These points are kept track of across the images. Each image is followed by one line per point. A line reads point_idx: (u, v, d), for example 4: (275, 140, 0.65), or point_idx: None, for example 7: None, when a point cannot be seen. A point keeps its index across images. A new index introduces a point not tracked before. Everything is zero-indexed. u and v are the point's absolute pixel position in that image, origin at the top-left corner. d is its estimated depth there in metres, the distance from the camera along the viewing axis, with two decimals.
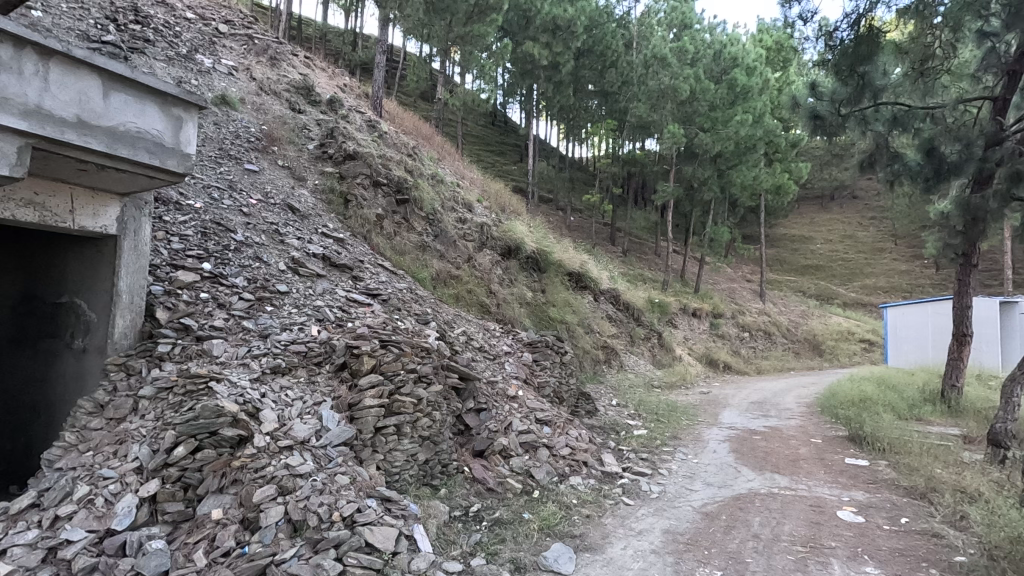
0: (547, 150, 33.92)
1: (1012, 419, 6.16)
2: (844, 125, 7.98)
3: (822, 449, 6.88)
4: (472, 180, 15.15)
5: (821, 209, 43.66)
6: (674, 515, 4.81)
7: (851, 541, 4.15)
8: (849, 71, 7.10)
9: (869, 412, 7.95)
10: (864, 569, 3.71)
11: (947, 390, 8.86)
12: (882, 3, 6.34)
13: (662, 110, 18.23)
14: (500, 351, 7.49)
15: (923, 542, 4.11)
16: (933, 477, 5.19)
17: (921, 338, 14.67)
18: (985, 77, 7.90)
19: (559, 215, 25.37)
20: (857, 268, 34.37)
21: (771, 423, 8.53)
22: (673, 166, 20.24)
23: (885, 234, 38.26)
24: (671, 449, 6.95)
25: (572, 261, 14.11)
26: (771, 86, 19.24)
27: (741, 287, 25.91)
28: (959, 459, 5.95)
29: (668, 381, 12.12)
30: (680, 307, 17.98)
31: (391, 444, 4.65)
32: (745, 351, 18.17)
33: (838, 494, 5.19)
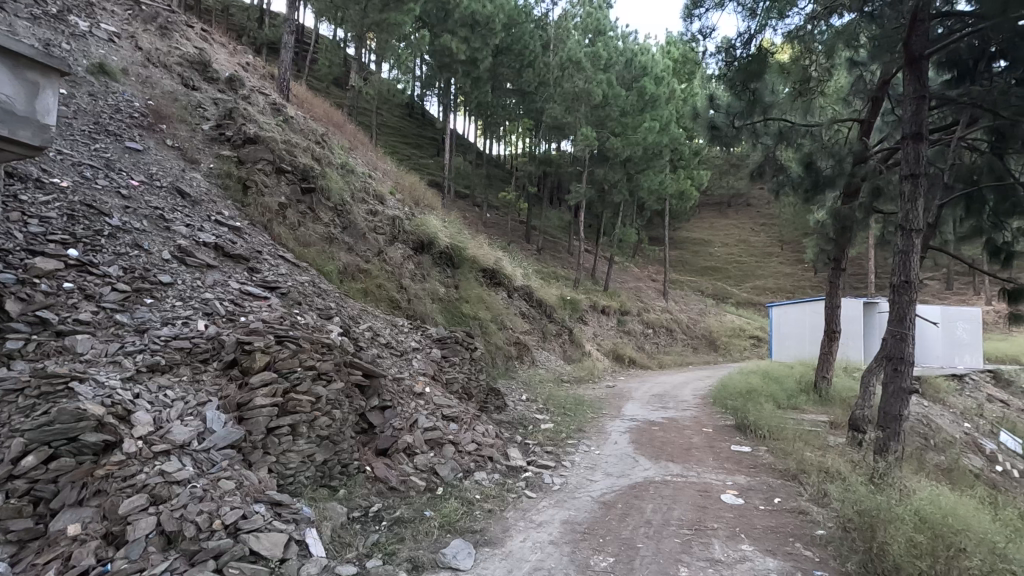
0: (465, 146, 33.80)
1: (869, 406, 6.94)
2: (738, 136, 8.59)
3: (712, 438, 7.38)
4: (385, 172, 14.71)
5: (720, 215, 47.00)
6: (573, 505, 4.96)
7: (731, 521, 4.48)
8: (742, 87, 7.66)
9: (753, 402, 8.63)
10: (739, 547, 4.02)
11: (819, 382, 9.70)
12: (771, 27, 6.91)
13: (575, 112, 18.88)
14: (408, 347, 7.33)
15: (792, 519, 4.53)
16: (803, 460, 5.74)
17: (800, 334, 16.19)
18: (854, 102, 8.81)
19: (475, 212, 25.36)
20: (749, 270, 37.33)
21: (668, 414, 9.02)
22: (586, 168, 20.89)
23: (773, 240, 41.85)
24: (575, 441, 7.15)
25: (486, 257, 14.14)
26: (677, 96, 20.36)
27: (647, 286, 27.27)
28: (825, 443, 6.61)
29: (577, 376, 12.51)
30: (590, 304, 18.63)
31: (285, 445, 4.40)
32: (649, 346, 19.14)
33: (723, 479, 5.59)
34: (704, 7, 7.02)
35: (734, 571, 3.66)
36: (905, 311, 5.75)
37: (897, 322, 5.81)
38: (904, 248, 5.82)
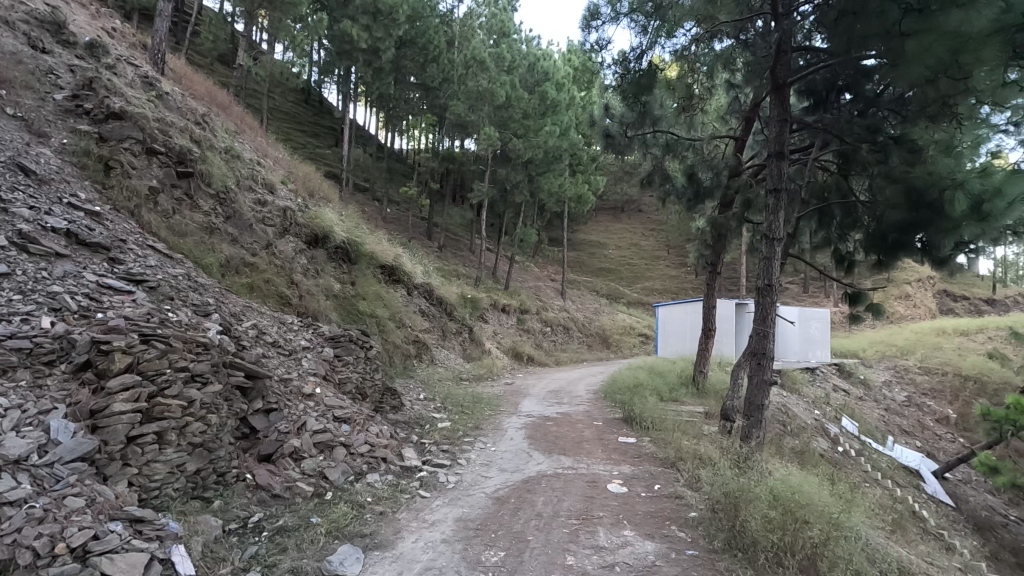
0: (366, 137, 32.70)
1: (738, 397, 7.65)
2: (631, 145, 9.09)
3: (602, 431, 7.75)
4: (276, 160, 13.81)
5: (614, 219, 49.66)
6: (467, 502, 4.98)
7: (615, 509, 4.74)
8: (634, 98, 8.12)
9: (639, 396, 9.18)
10: (622, 533, 4.27)
11: (697, 376, 10.46)
12: (661, 44, 7.38)
13: (478, 111, 19.07)
14: (297, 346, 6.94)
15: (669, 504, 4.88)
16: (681, 448, 6.21)
17: (682, 332, 17.51)
18: (730, 121, 9.66)
19: (374, 206, 24.62)
20: (639, 271, 39.73)
21: (562, 410, 9.36)
22: (488, 167, 21.08)
23: (661, 244, 44.90)
24: (472, 438, 7.19)
25: (385, 253, 13.79)
26: (576, 103, 21.14)
27: (546, 285, 28.07)
28: (701, 432, 7.20)
29: (476, 373, 12.59)
30: (490, 303, 18.85)
31: (149, 456, 3.97)
32: (546, 344, 19.72)
33: (610, 469, 5.90)
34: (602, 19, 7.34)
35: (616, 556, 3.86)
36: (768, 312, 6.42)
37: (761, 322, 6.48)
38: (767, 255, 6.48)
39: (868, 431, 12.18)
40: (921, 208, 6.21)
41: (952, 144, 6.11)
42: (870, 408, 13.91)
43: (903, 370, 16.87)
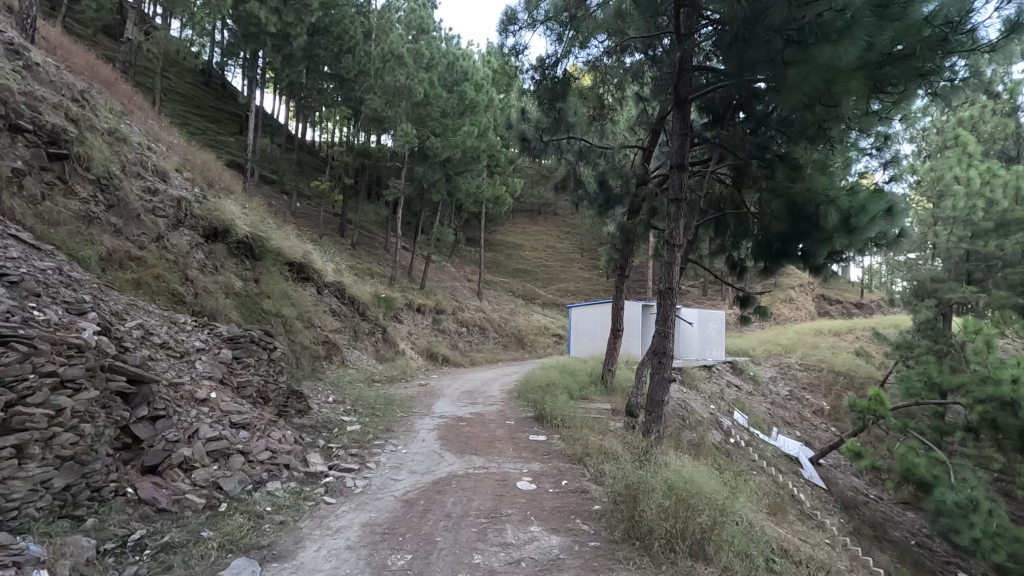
0: (274, 126, 30.96)
1: (641, 394, 8.09)
2: (546, 150, 9.31)
3: (513, 429, 7.89)
4: (169, 145, 12.69)
5: (531, 221, 50.60)
6: (374, 507, 4.86)
7: (523, 506, 4.84)
8: (549, 104, 8.32)
9: (550, 394, 9.44)
10: (529, 529, 4.36)
11: (606, 374, 10.86)
12: (575, 53, 7.63)
13: (396, 107, 18.71)
14: (190, 347, 6.43)
15: (575, 498, 5.06)
16: (588, 444, 6.46)
17: (593, 333, 18.17)
18: (639, 131, 10.15)
19: (282, 200, 23.38)
20: (554, 273, 40.72)
21: (475, 409, 9.42)
22: (405, 164, 20.72)
23: (576, 247, 46.33)
24: (382, 441, 7.04)
25: (293, 250, 13.12)
26: (495, 104, 21.30)
27: (463, 286, 28.02)
28: (606, 428, 7.53)
29: (389, 375, 12.31)
30: (405, 302, 18.54)
31: (7, 472, 3.52)
32: (462, 344, 19.69)
33: (520, 467, 6.01)
34: (518, 24, 7.45)
35: (523, 552, 3.95)
36: (668, 314, 6.85)
37: (662, 323, 6.89)
38: (668, 260, 6.90)
39: (756, 423, 13.29)
40: (800, 220, 6.88)
41: (826, 164, 6.82)
42: (758, 402, 15.18)
43: (786, 367, 18.57)
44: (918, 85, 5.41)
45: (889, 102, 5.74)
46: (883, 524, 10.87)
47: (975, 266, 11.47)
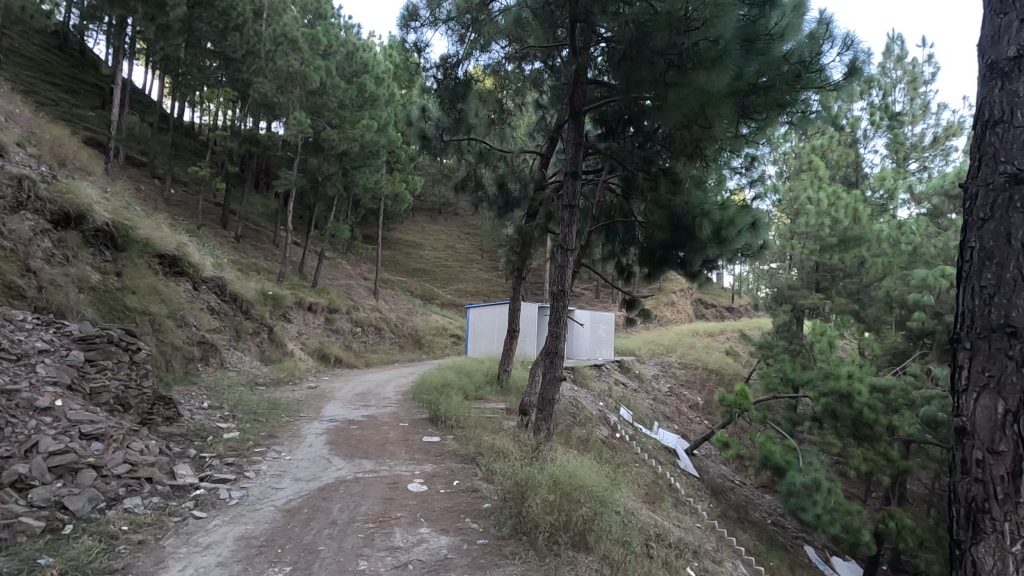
0: (145, 103, 27.96)
1: (535, 393, 8.31)
2: (446, 150, 9.27)
3: (406, 431, 7.77)
4: (9, 114, 10.97)
5: (431, 220, 50.17)
6: (252, 519, 4.55)
7: (413, 508, 4.79)
8: (450, 103, 8.31)
9: (446, 395, 9.42)
10: (418, 530, 4.33)
11: (502, 374, 10.91)
12: (477, 55, 7.71)
13: (288, 93, 17.62)
14: (31, 349, 5.62)
15: (465, 498, 5.10)
16: (481, 443, 6.54)
17: (490, 334, 18.38)
18: (537, 138, 10.44)
19: (153, 185, 21.14)
20: (454, 273, 40.60)
21: (368, 412, 9.18)
22: (298, 155, 19.68)
23: (476, 247, 46.57)
24: (264, 448, 6.60)
25: (165, 241, 11.93)
26: (396, 100, 20.95)
27: (358, 284, 27.04)
28: (499, 427, 7.65)
29: (274, 377, 11.58)
30: (295, 301, 17.57)
31: None
32: (356, 345, 19.00)
33: (412, 469, 5.94)
34: (420, 21, 7.37)
35: (410, 555, 3.90)
36: (561, 315, 7.11)
37: (555, 324, 7.13)
38: (561, 264, 7.13)
39: (640, 418, 14.19)
40: (679, 230, 7.47)
41: (702, 179, 7.46)
42: (642, 398, 16.24)
43: (667, 366, 20.00)
44: (779, 114, 6.10)
45: (754, 127, 6.41)
46: (745, 507, 12.08)
47: (823, 276, 12.98)
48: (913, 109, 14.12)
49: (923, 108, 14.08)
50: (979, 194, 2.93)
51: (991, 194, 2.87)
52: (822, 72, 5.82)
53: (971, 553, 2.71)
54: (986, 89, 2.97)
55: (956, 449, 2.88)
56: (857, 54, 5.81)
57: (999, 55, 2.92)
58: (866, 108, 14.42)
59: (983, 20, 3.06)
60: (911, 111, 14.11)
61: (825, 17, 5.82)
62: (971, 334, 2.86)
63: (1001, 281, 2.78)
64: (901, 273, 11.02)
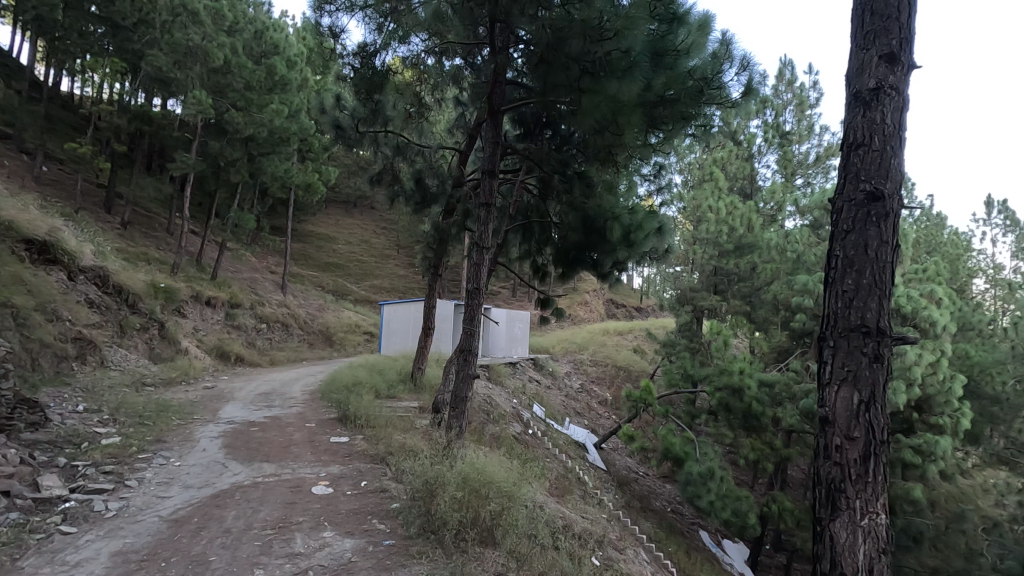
0: (13, 68, 24.70)
1: (448, 390, 8.24)
2: (361, 141, 8.97)
3: (313, 432, 7.44)
4: None
5: (346, 213, 48.41)
6: (132, 531, 4.16)
7: (316, 512, 4.60)
8: (366, 94, 8.06)
9: (356, 394, 9.14)
10: (320, 535, 4.16)
11: (416, 373, 10.72)
12: (395, 46, 7.55)
13: (187, 70, 16.30)
14: None
15: (373, 499, 4.97)
16: (391, 442, 6.41)
17: (405, 331, 18.06)
18: (456, 135, 10.38)
19: (20, 162, 18.72)
20: (368, 268, 39.39)
21: (271, 413, 8.69)
22: (197, 137, 18.23)
23: (392, 243, 45.49)
24: (149, 454, 6.05)
25: (35, 225, 10.61)
26: (309, 85, 20.00)
27: (263, 278, 25.49)
28: (411, 426, 7.52)
29: (165, 376, 10.65)
30: (190, 294, 16.27)
31: None
32: (261, 342, 17.89)
33: (317, 472, 5.70)
34: (335, 5, 7.07)
35: (311, 560, 3.75)
36: (475, 313, 7.12)
37: (469, 322, 7.12)
38: (477, 262, 7.11)
39: (552, 414, 14.54)
40: (592, 232, 7.82)
41: (614, 184, 7.77)
42: (555, 395, 16.65)
43: (579, 363, 20.66)
44: (684, 126, 6.47)
45: (662, 136, 6.77)
46: (648, 497, 12.75)
47: (721, 280, 13.91)
48: (800, 130, 15.55)
49: (808, 129, 15.54)
50: (843, 208, 3.28)
51: (853, 209, 3.23)
52: (722, 89, 6.27)
53: (829, 529, 3.03)
54: (852, 115, 3.33)
55: (820, 437, 3.20)
56: (752, 75, 6.31)
57: (862, 85, 3.30)
58: (761, 125, 15.70)
59: (850, 54, 3.44)
60: (798, 131, 15.54)
61: (726, 38, 6.27)
62: (835, 333, 3.20)
63: (859, 286, 3.14)
64: (786, 278, 12.12)
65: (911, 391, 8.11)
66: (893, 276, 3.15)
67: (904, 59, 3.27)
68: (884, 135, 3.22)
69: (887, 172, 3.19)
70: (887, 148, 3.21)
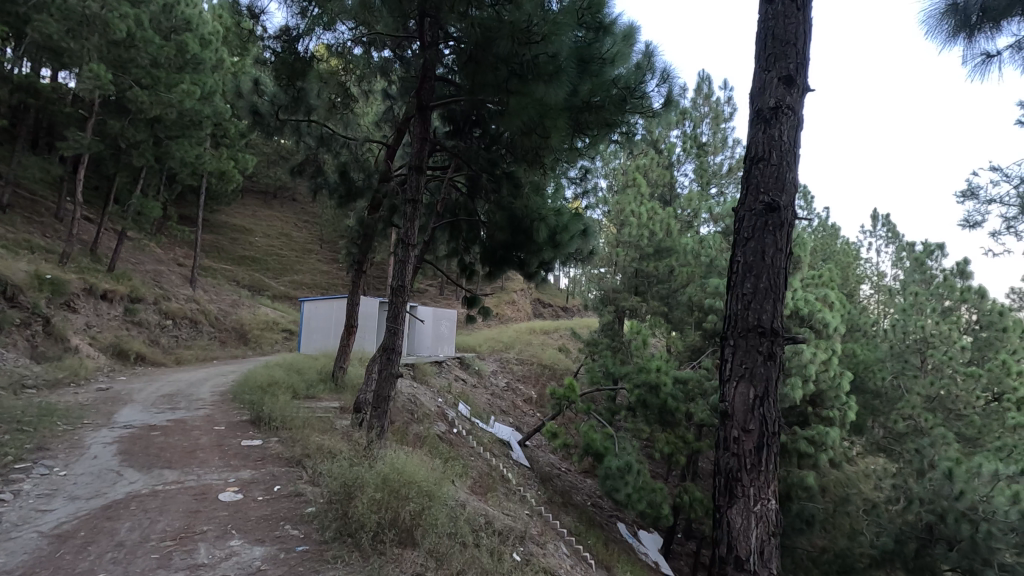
0: None
1: (370, 390, 8.01)
2: (281, 130, 8.55)
3: (222, 435, 7.00)
4: None
5: (264, 204, 45.98)
6: (2, 550, 3.73)
7: (223, 520, 4.34)
8: (287, 80, 7.69)
9: (271, 394, 8.69)
10: (227, 544, 3.93)
11: (337, 372, 10.36)
12: (320, 32, 7.28)
13: (82, 41, 14.73)
14: None
15: (286, 504, 4.75)
16: (308, 444, 6.16)
17: (326, 329, 17.42)
18: (384, 128, 10.14)
19: None
20: (288, 263, 37.61)
21: (175, 415, 8.09)
22: (94, 115, 16.66)
23: (315, 236, 43.71)
24: (27, 464, 5.44)
25: None
26: (225, 66, 18.82)
27: (169, 271, 23.65)
28: (330, 427, 7.26)
29: (51, 378, 9.63)
30: (82, 287, 14.81)
31: None
32: (166, 340, 16.59)
33: (225, 477, 5.37)
34: None
35: (215, 571, 3.53)
36: (400, 310, 6.98)
37: (393, 319, 6.97)
38: (402, 258, 6.97)
39: (478, 413, 14.55)
40: (518, 232, 7.86)
41: (541, 186, 7.89)
42: (480, 393, 16.67)
43: (505, 362, 20.82)
44: (608, 132, 6.68)
45: (588, 141, 6.95)
46: (570, 492, 13.07)
47: (641, 282, 14.39)
48: (715, 141, 16.54)
49: (723, 141, 16.57)
50: (744, 217, 3.52)
51: (753, 218, 3.48)
52: (644, 98, 6.53)
53: (727, 515, 3.26)
54: (754, 131, 3.59)
55: (720, 430, 3.43)
56: (671, 87, 6.64)
57: (763, 104, 3.57)
58: (681, 136, 16.56)
59: (754, 74, 3.70)
60: (713, 142, 16.51)
61: (650, 49, 6.57)
62: (735, 333, 3.43)
63: (756, 289, 3.39)
64: (700, 280, 12.85)
65: (806, 387, 8.83)
66: (786, 281, 3.42)
67: (799, 82, 3.56)
68: (781, 151, 3.49)
69: (782, 186, 3.47)
70: (784, 163, 3.48)
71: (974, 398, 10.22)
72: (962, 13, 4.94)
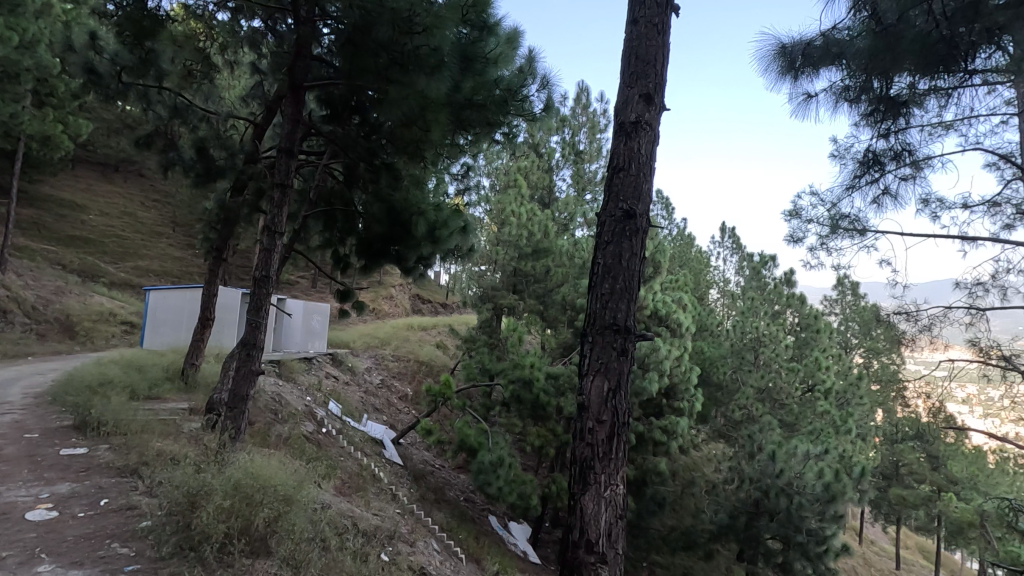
0: None
1: (226, 389, 7.31)
2: (124, 93, 7.48)
3: (34, 444, 5.97)
4: None
5: (102, 177, 39.97)
6: None
7: (29, 543, 3.70)
8: (133, 37, 6.74)
9: (102, 396, 7.58)
10: (34, 570, 3.37)
11: (187, 369, 9.31)
12: None
13: None
14: None
15: (114, 519, 4.19)
16: (147, 451, 5.48)
17: (176, 322, 15.63)
18: (251, 104, 9.31)
19: None
20: (131, 247, 33.10)
21: None
22: None
23: (166, 219, 38.96)
24: None
25: None
26: (52, 12, 16.02)
27: None
28: (176, 431, 6.52)
29: None
30: None
31: None
32: None
33: (35, 494, 4.59)
34: None
35: None
36: (263, 302, 6.45)
37: (255, 312, 6.42)
38: (267, 246, 6.46)
39: (350, 412, 13.96)
40: (396, 225, 7.68)
41: (421, 179, 7.75)
42: (353, 391, 16.00)
43: (381, 359, 20.23)
44: (489, 132, 6.75)
45: (469, 138, 6.97)
46: (443, 488, 13.05)
47: (519, 280, 14.70)
48: (591, 150, 17.48)
49: (597, 150, 17.58)
50: (606, 222, 3.76)
51: (613, 223, 3.72)
52: (524, 101, 6.71)
53: (580, 501, 3.46)
54: (617, 142, 3.85)
55: (578, 421, 3.63)
56: (551, 93, 6.88)
57: (625, 118, 3.84)
58: (560, 142, 17.24)
59: (619, 89, 3.96)
60: (589, 150, 17.45)
61: (532, 54, 6.79)
62: (594, 330, 3.65)
63: (613, 290, 3.64)
64: (574, 282, 13.50)
65: (661, 380, 9.66)
66: (639, 283, 3.71)
67: (657, 101, 3.88)
68: (639, 163, 3.78)
69: (639, 195, 3.76)
70: (641, 174, 3.78)
71: (793, 388, 11.89)
72: (789, 56, 5.76)
